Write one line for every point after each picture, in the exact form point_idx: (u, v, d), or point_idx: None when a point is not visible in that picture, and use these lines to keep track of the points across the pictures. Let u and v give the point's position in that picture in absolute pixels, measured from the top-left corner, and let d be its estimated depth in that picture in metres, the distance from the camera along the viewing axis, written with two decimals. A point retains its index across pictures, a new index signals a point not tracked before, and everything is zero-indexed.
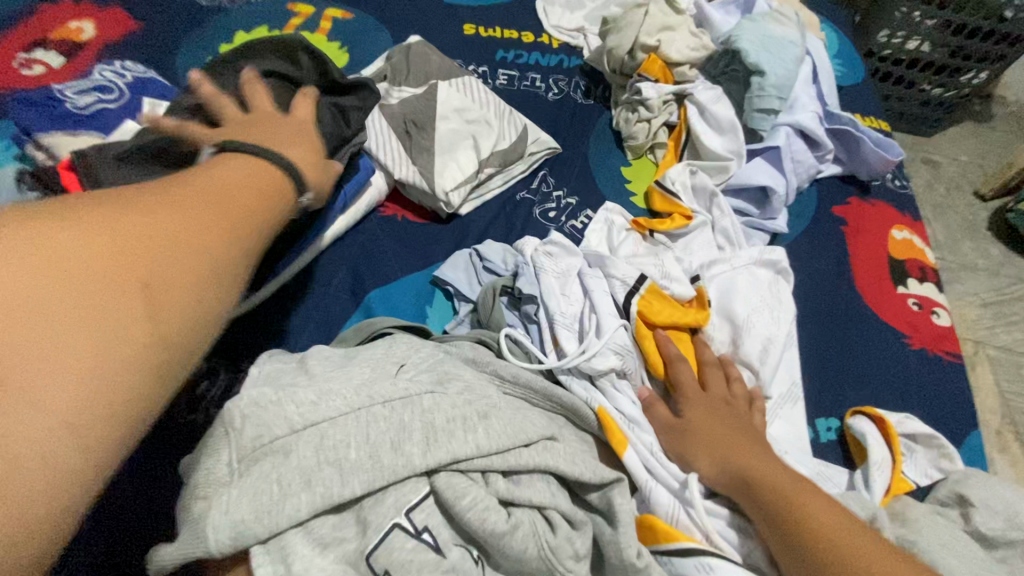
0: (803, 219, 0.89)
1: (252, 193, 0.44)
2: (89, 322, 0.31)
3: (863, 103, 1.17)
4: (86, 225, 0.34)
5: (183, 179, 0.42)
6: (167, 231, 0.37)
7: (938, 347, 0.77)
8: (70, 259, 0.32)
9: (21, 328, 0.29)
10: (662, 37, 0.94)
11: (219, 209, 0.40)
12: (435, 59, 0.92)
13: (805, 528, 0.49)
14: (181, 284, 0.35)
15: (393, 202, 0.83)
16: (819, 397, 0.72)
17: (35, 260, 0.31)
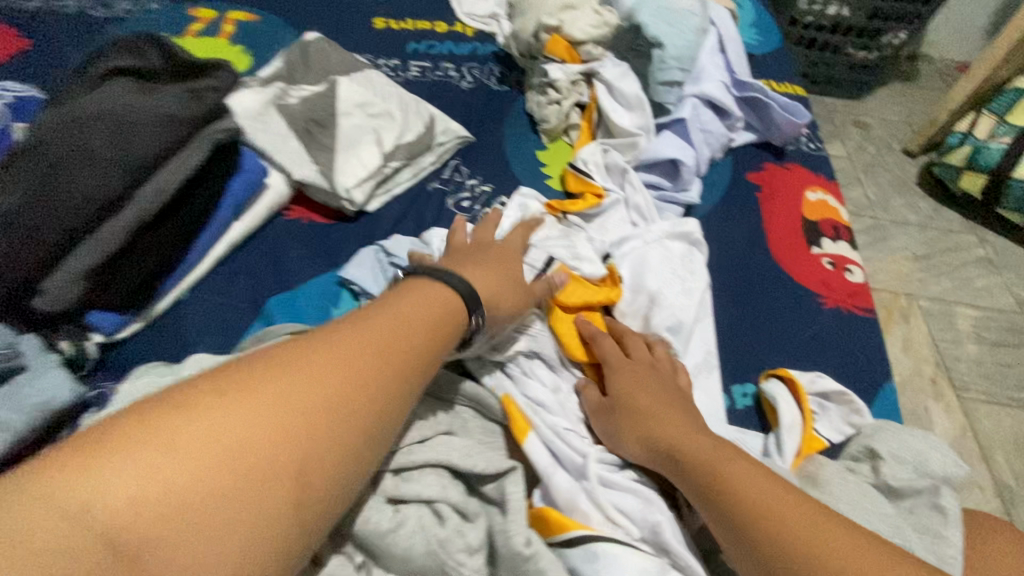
0: (717, 189, 0.90)
1: (427, 326, 0.47)
2: (276, 458, 0.35)
3: (781, 69, 1.18)
4: (305, 363, 0.39)
5: (377, 309, 0.47)
6: (352, 368, 0.41)
7: (851, 303, 0.79)
8: (288, 395, 0.37)
9: (240, 454, 0.34)
10: (567, 16, 0.93)
11: (415, 335, 0.46)
12: (335, 55, 0.89)
13: (728, 500, 0.48)
14: (349, 424, 0.39)
15: (299, 205, 0.81)
16: (734, 364, 0.72)
17: (270, 395, 0.37)
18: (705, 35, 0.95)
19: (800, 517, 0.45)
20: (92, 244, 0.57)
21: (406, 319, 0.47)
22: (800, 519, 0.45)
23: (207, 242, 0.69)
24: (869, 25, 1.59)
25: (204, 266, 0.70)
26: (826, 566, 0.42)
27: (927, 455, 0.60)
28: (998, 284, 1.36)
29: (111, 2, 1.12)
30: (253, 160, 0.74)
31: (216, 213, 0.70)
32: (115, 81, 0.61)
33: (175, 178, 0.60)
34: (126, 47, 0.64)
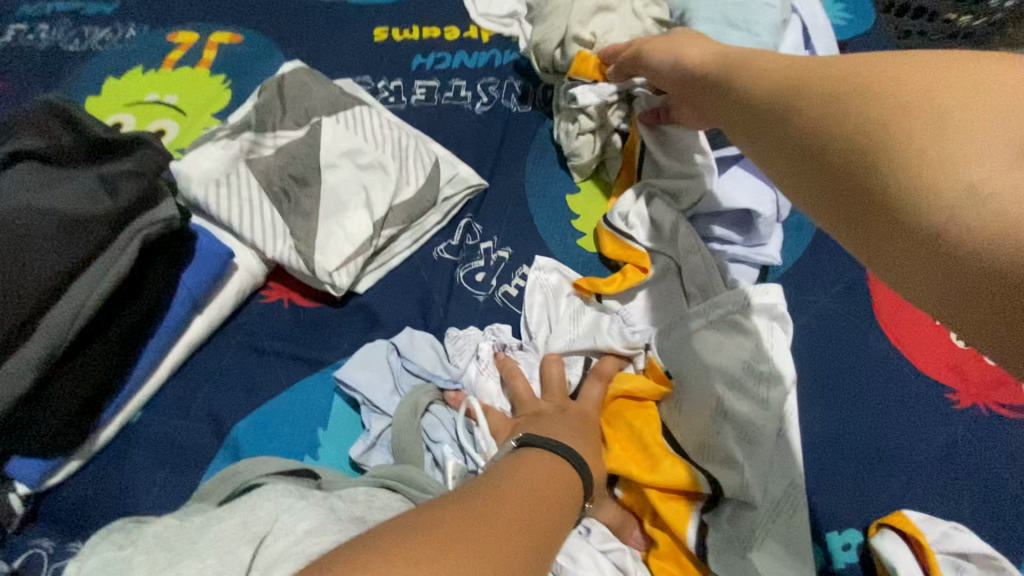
0: (804, 237, 0.69)
1: (555, 501, 0.42)
2: None
3: (878, 56, 0.93)
4: (465, 515, 0.35)
5: (514, 475, 0.42)
6: (506, 526, 0.36)
7: (995, 401, 0.58)
8: (457, 544, 0.32)
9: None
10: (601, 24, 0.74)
11: (545, 501, 0.41)
12: (317, 88, 0.73)
13: (792, 88, 0.37)
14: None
15: (279, 281, 0.66)
16: (833, 501, 0.54)
17: (441, 539, 0.32)
18: (785, 27, 0.74)
19: (914, 64, 0.30)
20: None
21: (533, 489, 0.42)
22: (906, 65, 0.31)
23: (157, 351, 0.56)
24: None
25: (157, 378, 0.57)
26: (928, 139, 0.28)
27: None
28: None
29: (87, 31, 1.00)
30: (209, 241, 0.59)
31: (165, 315, 0.56)
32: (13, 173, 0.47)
33: (91, 299, 0.46)
34: (26, 123, 0.50)
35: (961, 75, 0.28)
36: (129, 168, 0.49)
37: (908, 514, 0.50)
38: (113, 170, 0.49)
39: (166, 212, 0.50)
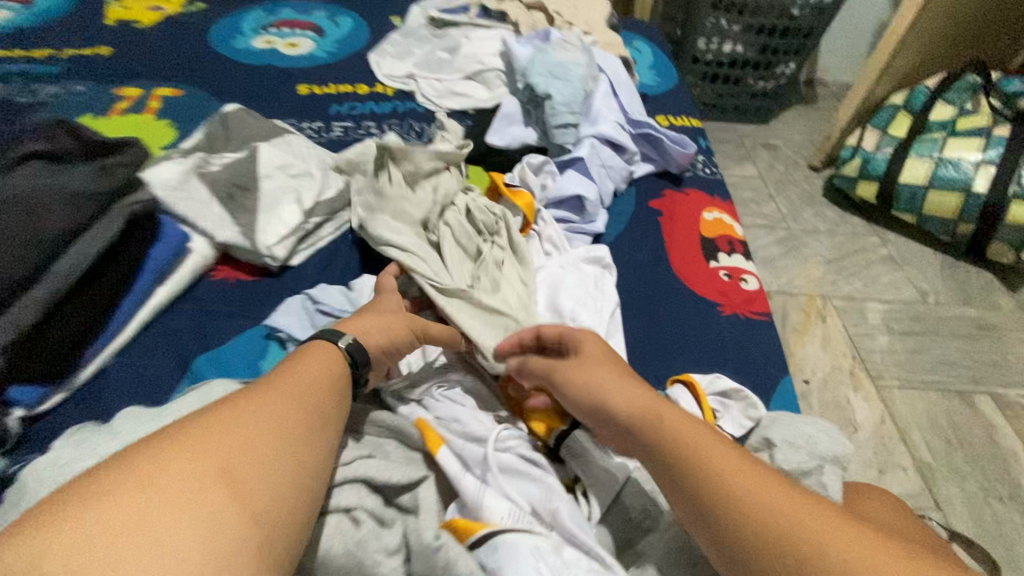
0: (623, 217, 0.98)
1: (338, 373, 0.54)
2: (221, 463, 0.40)
3: (678, 105, 1.30)
4: (245, 400, 0.46)
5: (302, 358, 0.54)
6: (279, 398, 0.47)
7: (747, 309, 0.86)
8: (232, 418, 0.43)
9: (185, 461, 0.39)
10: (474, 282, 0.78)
11: (331, 375, 0.53)
12: (255, 123, 0.94)
13: (728, 480, 0.47)
14: (276, 438, 0.44)
15: (225, 265, 0.84)
16: (642, 375, 0.77)
17: (212, 418, 0.43)
18: (595, 82, 1.07)
19: (814, 514, 0.44)
20: (7, 320, 0.59)
21: (312, 378, 0.50)
22: (810, 515, 0.44)
23: (129, 309, 0.72)
24: (762, 58, 1.77)
25: (129, 331, 0.72)
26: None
27: (819, 441, 0.66)
28: (902, 278, 1.48)
29: (38, 87, 1.16)
30: (173, 228, 0.77)
31: (138, 280, 0.73)
32: (27, 166, 0.65)
33: (95, 248, 0.64)
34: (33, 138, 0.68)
35: (854, 538, 0.43)
36: (120, 161, 0.70)
37: (693, 374, 0.75)
38: (110, 163, 0.69)
39: (144, 197, 0.70)
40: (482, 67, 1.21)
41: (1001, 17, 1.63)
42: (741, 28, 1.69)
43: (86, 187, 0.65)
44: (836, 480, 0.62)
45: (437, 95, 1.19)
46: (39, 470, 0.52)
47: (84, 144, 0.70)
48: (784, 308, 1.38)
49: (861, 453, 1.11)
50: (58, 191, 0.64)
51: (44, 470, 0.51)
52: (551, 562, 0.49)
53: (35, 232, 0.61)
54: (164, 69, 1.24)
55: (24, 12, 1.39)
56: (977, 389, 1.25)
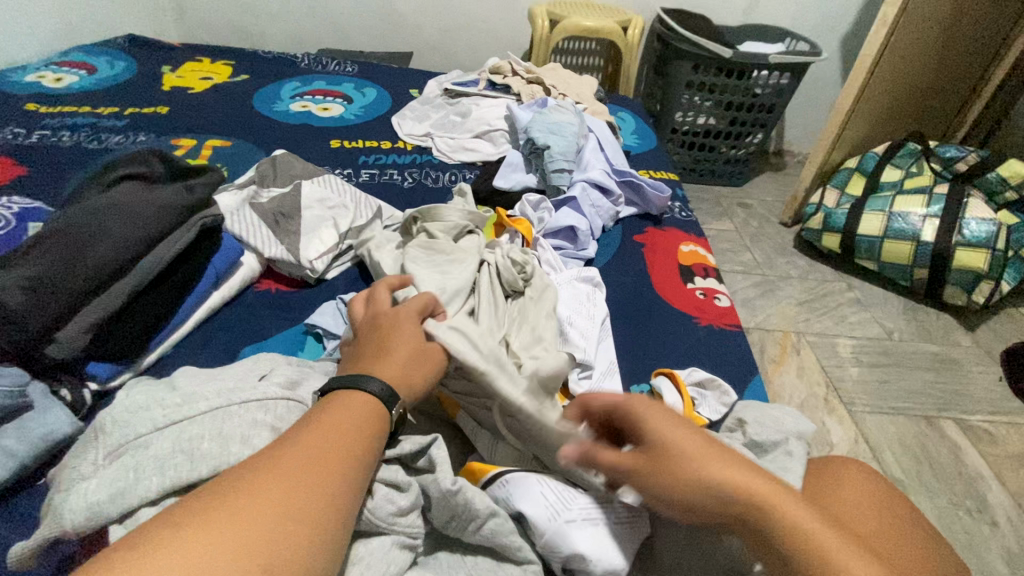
0: (611, 248, 1.13)
1: (361, 430, 0.54)
2: (235, 557, 0.41)
3: (658, 162, 1.51)
4: (266, 478, 0.47)
5: (325, 417, 0.54)
6: (297, 474, 0.48)
7: (721, 321, 0.99)
8: (253, 505, 0.45)
9: (202, 554, 0.40)
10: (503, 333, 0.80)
11: (355, 432, 0.54)
12: (298, 165, 1.11)
13: (776, 518, 0.51)
14: (294, 525, 0.45)
15: (268, 278, 0.97)
16: (630, 373, 0.89)
17: (235, 505, 0.44)
18: (585, 139, 1.27)
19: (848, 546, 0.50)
20: (100, 303, 0.71)
21: (338, 442, 0.52)
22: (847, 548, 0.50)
23: (189, 306, 0.83)
24: (732, 129, 2.02)
25: (188, 325, 0.84)
26: None
27: (784, 420, 0.76)
28: (869, 318, 1.63)
29: (104, 137, 1.34)
30: (232, 242, 0.91)
31: (199, 282, 0.85)
32: (127, 184, 0.81)
33: (173, 250, 0.79)
34: (130, 162, 0.84)
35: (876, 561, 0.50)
36: (201, 182, 0.86)
37: (675, 370, 0.86)
38: (193, 183, 0.86)
39: (214, 212, 0.86)
40: (490, 128, 1.41)
41: (934, 98, 1.89)
42: (711, 104, 1.95)
43: (171, 200, 0.80)
44: (799, 449, 0.72)
45: (450, 150, 1.38)
46: (117, 415, 0.61)
47: (175, 170, 0.87)
48: (761, 341, 1.51)
49: None
50: (151, 202, 0.78)
51: (122, 414, 0.61)
52: (554, 489, 0.59)
53: (132, 232, 0.75)
54: (214, 125, 1.44)
55: (91, 78, 1.61)
56: (941, 415, 1.36)
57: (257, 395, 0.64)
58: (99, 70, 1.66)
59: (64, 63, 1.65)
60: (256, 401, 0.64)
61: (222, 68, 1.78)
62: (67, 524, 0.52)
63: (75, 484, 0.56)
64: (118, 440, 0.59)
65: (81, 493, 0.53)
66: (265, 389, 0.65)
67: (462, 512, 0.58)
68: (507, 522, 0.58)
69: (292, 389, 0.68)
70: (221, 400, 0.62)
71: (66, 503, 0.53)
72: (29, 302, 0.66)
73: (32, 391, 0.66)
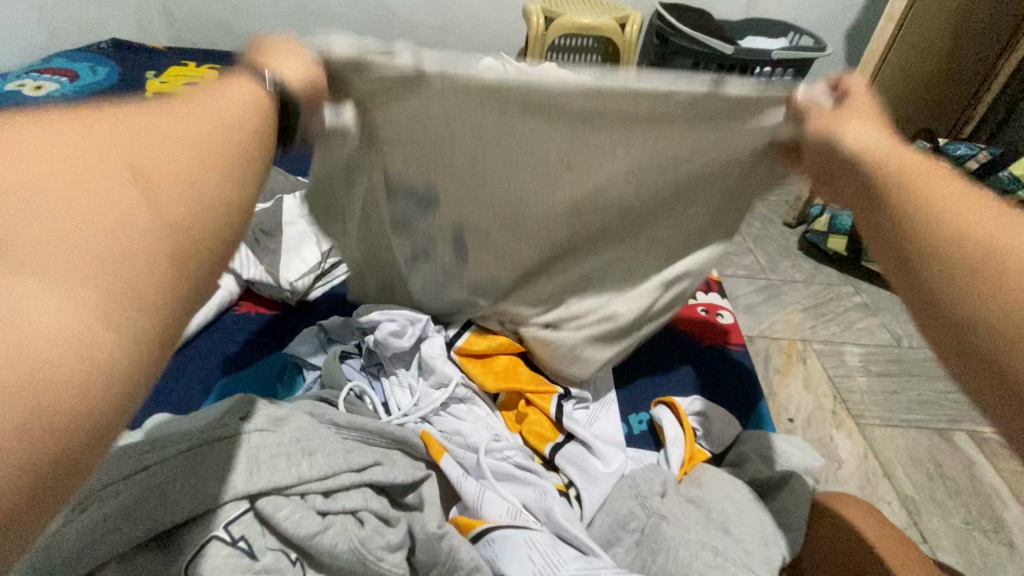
0: None
1: (247, 108, 0.46)
2: (85, 193, 0.33)
3: None
4: (131, 125, 0.39)
5: (202, 95, 0.45)
6: (172, 131, 0.39)
7: (724, 340, 0.94)
8: (130, 149, 0.37)
9: (56, 188, 0.32)
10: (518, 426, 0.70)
11: (239, 108, 0.45)
12: (281, 177, 1.06)
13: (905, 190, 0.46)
14: (186, 168, 0.38)
15: (247, 300, 0.92)
16: (630, 399, 0.84)
17: (100, 142, 0.36)
18: None
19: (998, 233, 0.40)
20: None
21: (223, 112, 0.44)
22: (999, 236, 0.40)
23: None
24: None
25: None
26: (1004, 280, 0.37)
27: (789, 454, 0.73)
28: (877, 324, 1.58)
29: None
30: None
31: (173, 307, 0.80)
32: None
33: None
34: None
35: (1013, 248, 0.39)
36: None
37: (676, 398, 0.81)
38: None
39: None
40: None
41: (946, 91, 1.83)
42: None
43: None
44: (807, 488, 0.68)
45: None
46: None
47: None
48: (766, 350, 1.45)
49: (846, 488, 1.16)
50: None
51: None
52: (542, 550, 0.54)
53: None
54: None
55: (72, 86, 1.55)
56: (953, 426, 1.31)
57: (228, 431, 0.55)
58: (81, 77, 1.61)
59: (45, 70, 1.60)
60: (228, 439, 0.54)
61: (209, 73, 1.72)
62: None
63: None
64: None
65: None
66: (236, 425, 0.55)
67: (445, 561, 0.55)
68: None
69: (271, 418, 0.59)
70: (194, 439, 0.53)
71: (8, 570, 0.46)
72: None
73: None
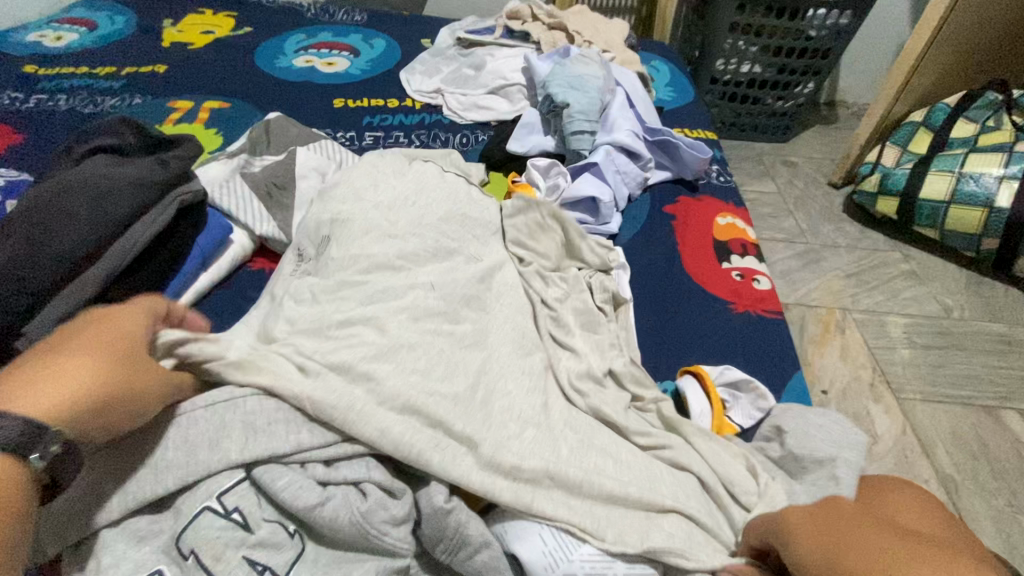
0: (636, 221, 1.01)
1: (126, 362, 0.47)
2: None
3: (694, 118, 1.35)
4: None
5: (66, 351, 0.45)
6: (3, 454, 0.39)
7: (759, 308, 0.88)
8: None
9: None
10: (538, 401, 0.64)
11: (118, 356, 0.47)
12: (293, 129, 1.02)
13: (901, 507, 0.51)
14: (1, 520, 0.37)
15: (261, 257, 0.89)
16: (655, 367, 0.80)
17: None
18: (612, 93, 1.13)
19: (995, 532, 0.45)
20: (69, 294, 0.66)
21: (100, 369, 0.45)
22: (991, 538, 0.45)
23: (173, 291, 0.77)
24: (780, 78, 1.80)
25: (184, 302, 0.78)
26: None
27: (826, 430, 0.68)
28: (926, 294, 1.47)
29: (101, 100, 1.27)
30: (218, 218, 0.83)
31: (184, 264, 0.78)
32: (98, 158, 0.74)
33: (147, 232, 0.72)
34: (103, 133, 0.78)
35: None
36: (176, 154, 0.78)
37: (704, 367, 0.77)
38: (168, 155, 0.78)
39: (194, 186, 0.77)
40: (506, 82, 1.27)
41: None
42: (758, 49, 1.73)
43: (138, 179, 0.72)
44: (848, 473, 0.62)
45: (462, 108, 1.25)
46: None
47: (148, 138, 0.80)
48: (802, 319, 1.37)
49: (881, 464, 1.11)
50: (120, 178, 0.71)
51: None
52: (556, 533, 0.55)
53: (103, 214, 0.69)
54: (212, 83, 1.34)
55: (92, 35, 1.52)
56: (1003, 404, 1.23)
57: (223, 395, 0.55)
58: (100, 26, 1.57)
59: (66, 20, 1.57)
60: (223, 402, 0.55)
61: (226, 20, 1.66)
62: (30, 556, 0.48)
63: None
64: None
65: None
66: (231, 389, 0.56)
67: (452, 536, 0.53)
68: (501, 560, 0.53)
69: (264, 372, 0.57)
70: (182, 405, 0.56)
71: None
72: None
73: None
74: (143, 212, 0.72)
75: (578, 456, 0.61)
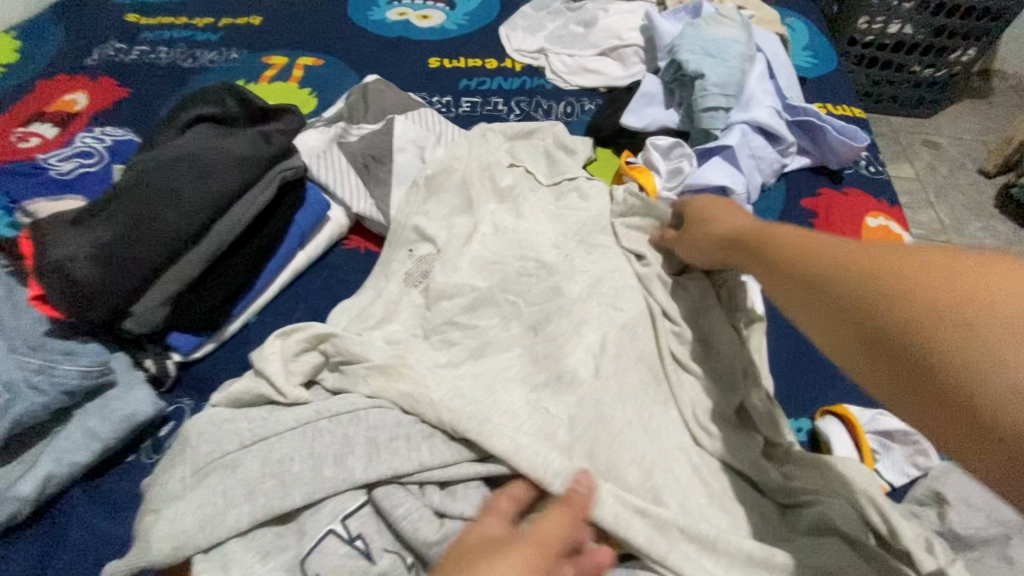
0: (768, 216, 0.88)
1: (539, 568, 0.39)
2: None
3: (836, 91, 1.15)
4: None
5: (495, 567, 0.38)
6: None
7: None
8: None
9: None
10: (657, 436, 0.58)
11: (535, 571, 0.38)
12: (391, 94, 0.94)
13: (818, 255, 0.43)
14: None
15: (356, 235, 0.84)
16: (788, 399, 0.69)
17: None
18: (752, 61, 0.96)
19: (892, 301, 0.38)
20: (176, 273, 0.64)
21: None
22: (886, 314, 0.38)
23: (272, 272, 0.73)
24: (937, 41, 1.51)
25: (281, 281, 0.75)
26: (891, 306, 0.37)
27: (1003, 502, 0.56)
28: None
29: (198, 53, 1.25)
30: (316, 194, 0.79)
31: (283, 244, 0.74)
32: (200, 129, 0.72)
33: (248, 212, 0.68)
34: (206, 100, 0.75)
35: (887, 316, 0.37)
36: (276, 127, 0.74)
37: (850, 407, 0.66)
38: (269, 129, 0.74)
39: (294, 162, 0.73)
40: (619, 43, 1.13)
41: None
42: (914, 5, 1.45)
43: (238, 153, 0.69)
44: None
45: (568, 72, 1.12)
46: (201, 424, 0.52)
47: (250, 108, 0.76)
48: None
49: None
50: (222, 152, 0.68)
51: (207, 425, 0.52)
52: None
53: (208, 193, 0.65)
54: (304, 38, 1.28)
55: None
56: None
57: (347, 406, 0.53)
58: None
59: None
60: (346, 414, 0.53)
61: None
62: (152, 555, 0.46)
63: (165, 505, 0.48)
64: (202, 457, 0.50)
65: (158, 498, 0.49)
66: (355, 399, 0.54)
67: None
68: None
69: (391, 384, 0.55)
70: (308, 413, 0.52)
71: (154, 530, 0.46)
72: (100, 274, 0.60)
73: (116, 364, 0.63)
74: (245, 189, 0.69)
75: (707, 512, 0.53)
